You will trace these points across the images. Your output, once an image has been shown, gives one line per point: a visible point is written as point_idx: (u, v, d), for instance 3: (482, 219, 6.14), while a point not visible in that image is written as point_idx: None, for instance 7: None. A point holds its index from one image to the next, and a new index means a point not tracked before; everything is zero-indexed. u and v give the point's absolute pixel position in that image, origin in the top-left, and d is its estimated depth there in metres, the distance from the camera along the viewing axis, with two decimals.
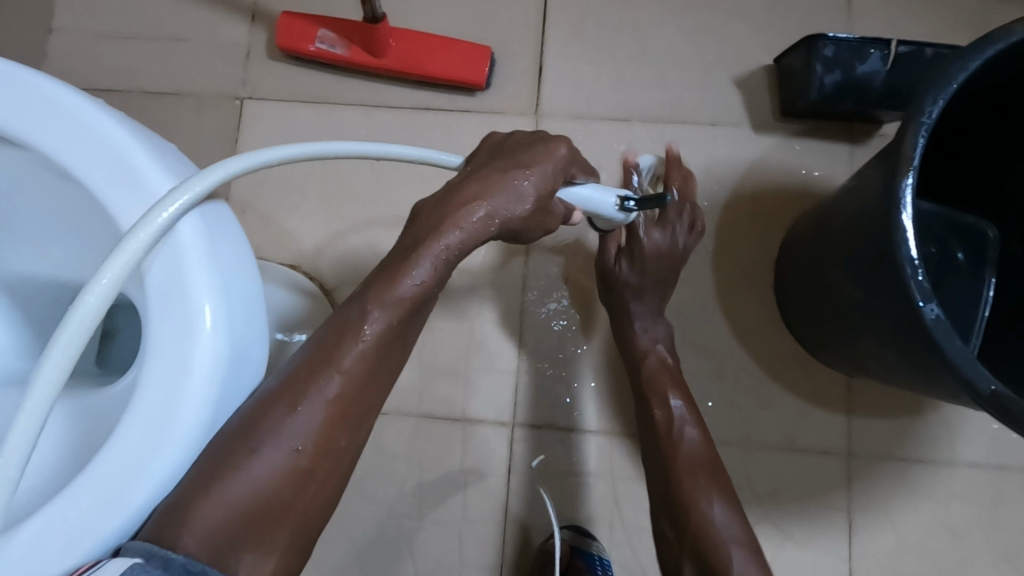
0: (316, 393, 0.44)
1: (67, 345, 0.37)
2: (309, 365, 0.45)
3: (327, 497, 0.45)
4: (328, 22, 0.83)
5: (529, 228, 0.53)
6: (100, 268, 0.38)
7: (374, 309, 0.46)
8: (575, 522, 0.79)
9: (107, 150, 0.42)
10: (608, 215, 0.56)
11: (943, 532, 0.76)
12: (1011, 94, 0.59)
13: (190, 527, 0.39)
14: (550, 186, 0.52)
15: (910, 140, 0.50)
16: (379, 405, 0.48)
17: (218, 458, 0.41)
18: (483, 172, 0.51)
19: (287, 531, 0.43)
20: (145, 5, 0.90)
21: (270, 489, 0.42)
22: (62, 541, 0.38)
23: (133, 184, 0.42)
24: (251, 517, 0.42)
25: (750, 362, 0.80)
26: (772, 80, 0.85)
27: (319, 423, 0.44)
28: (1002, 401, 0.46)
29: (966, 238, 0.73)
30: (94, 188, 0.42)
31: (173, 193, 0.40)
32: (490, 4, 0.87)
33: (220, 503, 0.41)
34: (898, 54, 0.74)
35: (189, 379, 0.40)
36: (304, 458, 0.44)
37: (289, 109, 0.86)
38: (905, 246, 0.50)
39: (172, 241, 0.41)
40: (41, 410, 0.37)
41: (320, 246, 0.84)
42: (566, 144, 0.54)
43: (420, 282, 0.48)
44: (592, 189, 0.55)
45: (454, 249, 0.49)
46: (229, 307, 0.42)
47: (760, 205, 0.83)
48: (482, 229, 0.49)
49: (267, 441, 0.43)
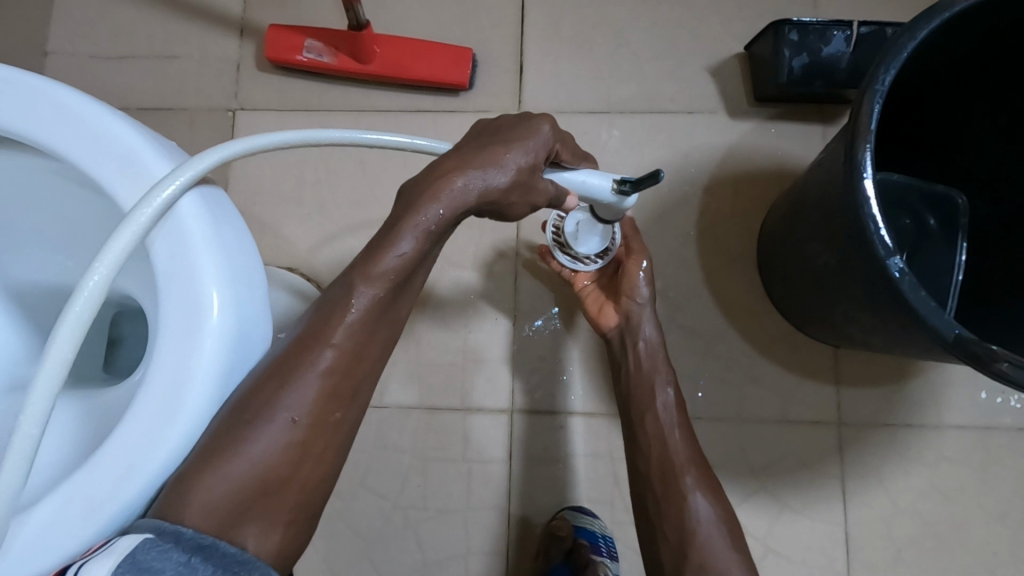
0: (308, 368, 0.46)
1: (75, 321, 0.40)
2: (301, 342, 0.47)
3: (323, 473, 0.47)
4: (314, 32, 0.86)
5: (510, 202, 0.54)
6: (100, 250, 0.41)
7: (359, 286, 0.48)
8: (577, 505, 0.80)
9: (106, 140, 0.45)
10: (603, 197, 0.61)
11: (935, 494, 0.78)
12: (970, 59, 0.62)
13: (193, 501, 0.41)
14: (532, 163, 0.54)
15: (866, 108, 0.53)
16: (370, 379, 0.50)
17: (220, 432, 0.43)
18: (463, 150, 0.53)
19: (288, 501, 0.45)
20: (135, 25, 0.93)
21: (268, 461, 0.44)
22: (78, 514, 0.40)
23: (132, 169, 0.44)
24: (251, 489, 0.43)
25: (738, 340, 0.82)
26: (745, 68, 0.88)
27: (313, 396, 0.46)
28: (966, 343, 0.48)
29: (936, 207, 0.76)
30: (95, 176, 0.44)
31: (169, 176, 0.43)
32: (470, 8, 0.90)
33: (223, 476, 0.42)
34: (860, 34, 0.78)
35: (194, 353, 0.42)
36: (299, 431, 0.46)
37: (280, 118, 0.89)
38: (868, 208, 0.53)
39: (173, 222, 0.44)
40: (54, 382, 0.40)
41: (315, 248, 0.87)
42: (548, 123, 0.56)
43: (404, 256, 0.49)
44: (585, 174, 0.60)
45: (434, 223, 0.49)
46: (232, 286, 0.45)
47: (740, 187, 0.86)
48: (461, 200, 0.50)
49: (263, 415, 0.44)
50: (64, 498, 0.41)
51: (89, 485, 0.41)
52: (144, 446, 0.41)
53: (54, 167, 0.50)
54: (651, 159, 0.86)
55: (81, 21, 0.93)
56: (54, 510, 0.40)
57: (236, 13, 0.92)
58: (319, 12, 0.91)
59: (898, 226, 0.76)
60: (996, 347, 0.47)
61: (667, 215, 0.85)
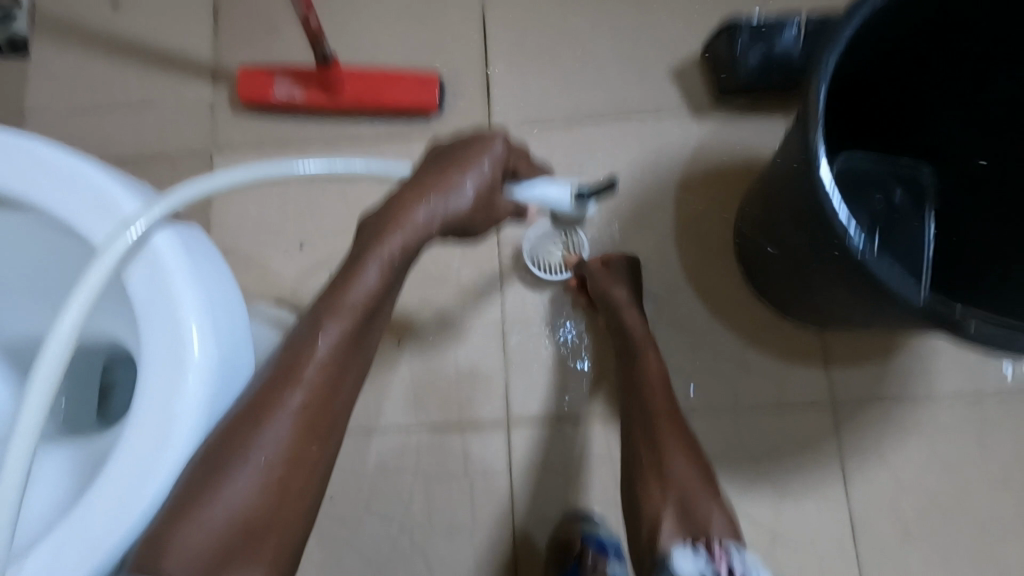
0: (279, 408, 0.46)
1: (48, 369, 0.41)
2: (272, 383, 0.47)
3: (306, 509, 0.47)
4: (284, 71, 0.89)
5: (474, 223, 0.57)
6: (73, 291, 0.43)
7: (328, 323, 0.49)
8: (583, 511, 0.81)
9: (78, 184, 0.46)
10: (563, 208, 0.58)
11: (936, 466, 0.79)
12: (919, 32, 0.65)
13: (171, 551, 0.41)
14: (490, 181, 0.56)
15: (814, 91, 0.55)
16: (346, 413, 0.50)
17: (199, 479, 0.43)
18: (422, 175, 0.55)
19: (272, 541, 0.45)
20: (109, 78, 0.95)
21: (246, 505, 0.44)
22: (70, 558, 0.41)
23: (106, 208, 0.46)
24: (230, 539, 0.43)
25: (727, 331, 0.83)
26: (705, 68, 0.90)
27: (287, 436, 0.46)
28: (934, 308, 0.51)
29: (904, 182, 0.79)
30: (69, 220, 0.46)
31: (142, 212, 0.45)
32: (434, 33, 0.93)
33: (204, 525, 0.42)
34: (809, 26, 0.81)
35: (179, 384, 0.43)
36: (275, 473, 0.46)
37: (257, 154, 0.91)
38: (821, 184, 0.55)
39: (145, 250, 0.45)
40: (38, 417, 0.41)
41: (301, 278, 0.88)
42: (501, 140, 0.57)
43: (370, 287, 0.50)
44: (542, 187, 0.58)
45: (398, 253, 0.51)
46: (214, 317, 0.46)
47: (712, 182, 0.87)
48: (424, 229, 0.53)
49: (238, 461, 0.44)
50: (60, 538, 0.41)
51: (84, 527, 0.41)
52: (137, 478, 0.42)
53: (36, 220, 0.51)
54: (623, 161, 0.89)
55: (57, 78, 0.95)
56: (46, 557, 0.41)
57: (207, 59, 0.95)
58: (289, 51, 0.94)
59: (869, 205, 0.78)
60: (963, 310, 0.50)
61: (644, 214, 0.87)
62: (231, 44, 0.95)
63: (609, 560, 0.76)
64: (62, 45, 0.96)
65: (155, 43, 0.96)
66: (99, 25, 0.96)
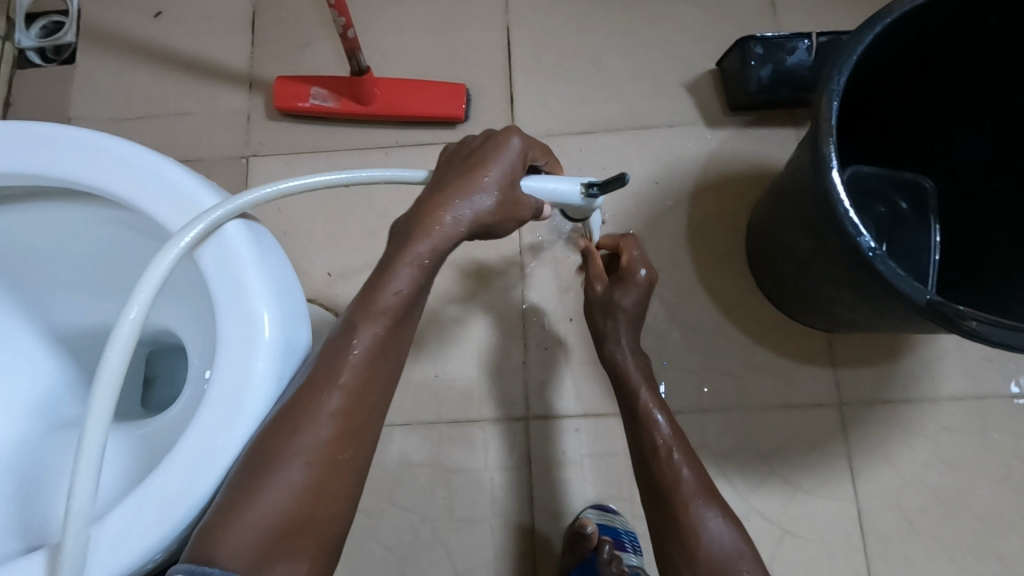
0: (318, 407, 0.47)
1: (118, 353, 0.45)
2: (308, 386, 0.48)
3: (345, 503, 0.48)
4: (318, 81, 0.94)
5: (498, 222, 0.56)
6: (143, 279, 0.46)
7: (360, 327, 0.50)
8: (599, 503, 0.83)
9: (160, 180, 0.50)
10: (573, 201, 0.63)
11: (940, 465, 0.82)
12: (924, 51, 0.69)
13: (224, 544, 0.42)
14: (510, 180, 0.56)
15: (826, 105, 0.59)
16: (381, 414, 0.51)
17: (248, 470, 0.44)
18: (445, 179, 0.55)
19: (313, 535, 0.46)
20: (150, 86, 1.00)
21: (288, 505, 0.45)
22: (149, 522, 0.44)
23: (185, 203, 0.50)
24: (274, 534, 0.44)
25: (738, 332, 0.87)
26: (717, 82, 0.95)
27: (325, 436, 0.47)
28: (937, 305, 0.54)
29: (908, 192, 0.84)
30: (151, 212, 0.50)
31: (217, 206, 0.49)
32: (459, 47, 0.98)
33: (252, 517, 0.43)
34: (819, 44, 0.86)
35: (251, 360, 0.47)
36: (314, 470, 0.46)
37: (289, 160, 0.96)
38: (834, 189, 0.59)
39: (216, 242, 0.49)
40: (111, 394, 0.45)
41: (330, 278, 0.92)
42: (517, 137, 0.57)
43: (401, 292, 0.51)
44: (553, 181, 0.61)
45: (427, 257, 0.52)
46: (281, 302, 0.49)
47: (723, 190, 0.91)
48: (453, 231, 0.53)
49: (279, 459, 0.45)
50: (135, 506, 0.45)
51: (160, 495, 0.45)
52: (210, 450, 0.46)
53: (111, 214, 0.56)
54: (638, 170, 0.93)
55: (101, 86, 1.00)
56: (122, 524, 0.44)
57: (244, 70, 1.00)
58: (321, 63, 0.99)
59: (874, 214, 0.83)
60: (963, 307, 0.53)
61: (658, 220, 0.91)
62: (267, 55, 1.00)
63: (627, 548, 0.77)
64: (106, 55, 1.01)
65: (194, 54, 1.01)
66: (142, 37, 1.02)
